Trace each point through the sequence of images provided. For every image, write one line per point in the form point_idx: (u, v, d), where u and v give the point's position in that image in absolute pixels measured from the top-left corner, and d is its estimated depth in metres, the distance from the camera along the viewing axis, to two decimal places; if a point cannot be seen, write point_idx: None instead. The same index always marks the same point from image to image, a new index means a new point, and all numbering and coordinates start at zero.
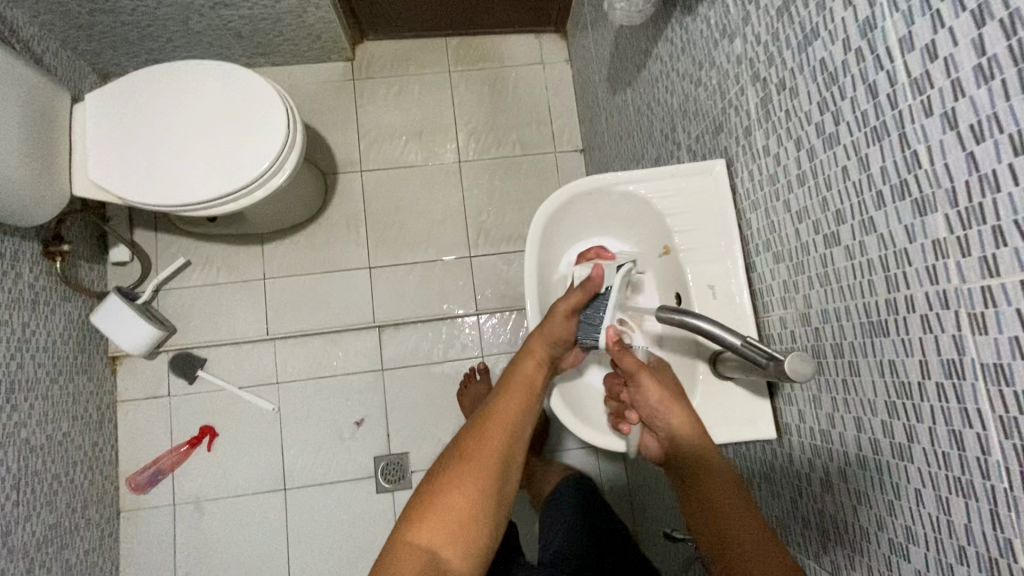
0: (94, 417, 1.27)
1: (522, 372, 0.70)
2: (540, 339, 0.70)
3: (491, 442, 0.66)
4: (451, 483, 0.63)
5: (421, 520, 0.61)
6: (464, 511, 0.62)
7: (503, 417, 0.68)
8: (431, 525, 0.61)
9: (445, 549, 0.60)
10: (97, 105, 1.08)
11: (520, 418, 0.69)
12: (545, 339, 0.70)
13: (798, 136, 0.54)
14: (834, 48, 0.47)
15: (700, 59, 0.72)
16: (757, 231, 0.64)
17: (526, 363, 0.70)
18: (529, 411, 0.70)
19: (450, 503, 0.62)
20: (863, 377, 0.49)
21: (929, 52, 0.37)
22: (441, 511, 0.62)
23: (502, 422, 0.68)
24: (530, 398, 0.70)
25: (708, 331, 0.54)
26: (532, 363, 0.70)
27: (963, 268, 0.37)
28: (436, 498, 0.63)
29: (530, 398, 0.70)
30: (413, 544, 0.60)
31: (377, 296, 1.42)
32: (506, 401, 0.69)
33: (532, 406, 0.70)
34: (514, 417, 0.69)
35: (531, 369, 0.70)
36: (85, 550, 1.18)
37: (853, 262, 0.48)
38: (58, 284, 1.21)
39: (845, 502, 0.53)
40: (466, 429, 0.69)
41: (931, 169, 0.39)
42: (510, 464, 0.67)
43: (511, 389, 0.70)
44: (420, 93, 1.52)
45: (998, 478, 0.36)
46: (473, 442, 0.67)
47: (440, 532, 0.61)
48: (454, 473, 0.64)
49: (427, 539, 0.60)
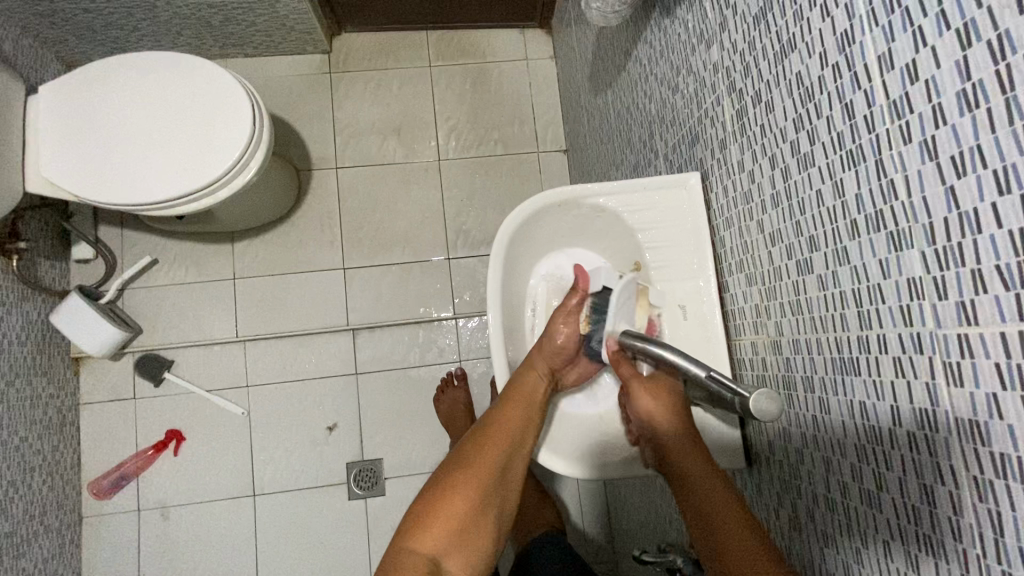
0: (54, 420, 1.22)
1: (526, 381, 0.66)
2: (543, 351, 0.68)
3: (496, 451, 0.62)
4: (453, 490, 0.59)
5: (423, 529, 0.57)
6: (468, 520, 0.58)
7: (509, 426, 0.64)
8: (434, 535, 0.57)
9: (449, 558, 0.57)
10: (53, 98, 1.02)
11: (526, 426, 0.65)
12: (550, 348, 0.68)
13: (773, 154, 0.50)
14: (811, 62, 0.43)
15: (677, 64, 0.68)
16: (731, 250, 0.61)
17: (530, 374, 0.67)
18: (535, 420, 0.65)
19: (453, 512, 0.58)
20: (833, 416, 0.45)
21: (910, 72, 0.34)
22: (444, 519, 0.58)
23: (506, 430, 0.63)
24: (536, 408, 0.66)
25: (673, 362, 0.52)
26: (535, 373, 0.67)
27: (939, 312, 0.34)
28: (438, 506, 0.58)
29: (536, 408, 0.66)
30: (415, 553, 0.56)
31: (352, 298, 1.38)
32: (511, 409, 0.64)
33: (539, 413, 0.66)
34: (520, 427, 0.64)
35: (535, 379, 0.67)
36: (43, 558, 1.14)
37: (826, 294, 0.45)
38: (16, 282, 1.16)
39: (812, 542, 0.50)
40: (467, 436, 0.64)
41: (908, 201, 0.35)
42: (514, 469, 0.63)
43: (515, 399, 0.65)
44: (399, 88, 1.47)
45: (970, 542, 0.33)
46: (477, 450, 0.62)
47: (444, 542, 0.57)
48: (457, 478, 0.60)
49: (431, 547, 0.57)
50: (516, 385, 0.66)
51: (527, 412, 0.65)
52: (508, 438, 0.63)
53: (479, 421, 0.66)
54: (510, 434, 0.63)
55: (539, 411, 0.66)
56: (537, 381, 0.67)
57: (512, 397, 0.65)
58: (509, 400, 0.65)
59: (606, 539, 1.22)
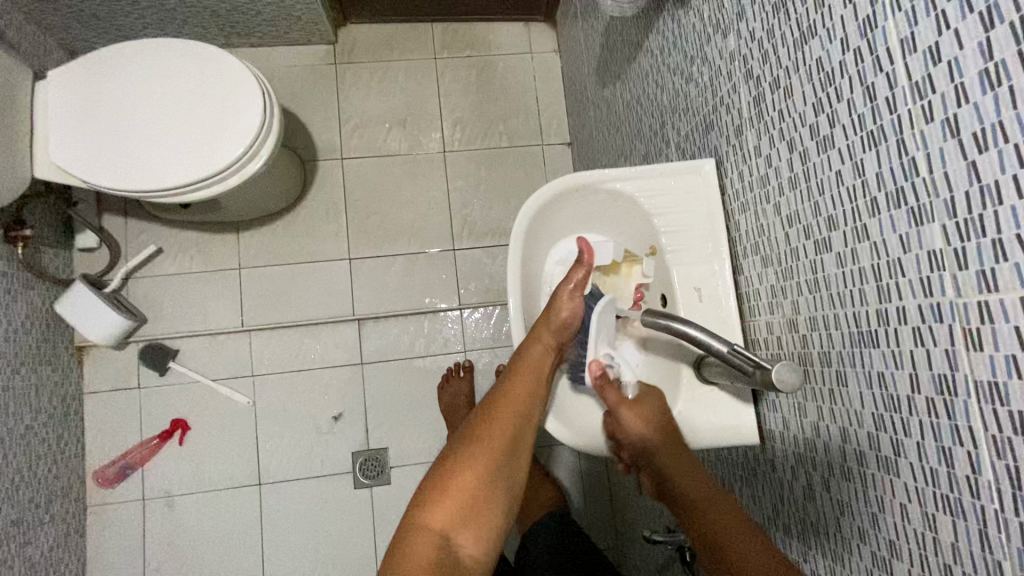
0: (59, 409, 1.21)
1: (531, 356, 0.66)
2: (547, 323, 0.67)
3: (502, 425, 0.63)
4: (462, 466, 0.60)
5: (432, 505, 0.58)
6: (476, 494, 0.59)
7: (515, 400, 0.64)
8: (443, 510, 0.58)
9: (459, 532, 0.58)
10: (62, 85, 1.02)
11: (533, 399, 0.65)
12: (552, 322, 0.67)
13: (792, 138, 0.52)
14: (832, 47, 0.45)
15: (691, 54, 0.70)
16: (746, 234, 0.63)
17: (535, 348, 0.66)
18: (541, 393, 0.66)
19: (462, 487, 0.59)
20: (851, 388, 0.47)
21: (933, 54, 0.36)
22: (452, 496, 0.58)
23: (512, 406, 0.64)
24: (542, 382, 0.66)
25: (693, 337, 0.54)
26: (540, 348, 0.66)
27: (959, 282, 0.36)
28: (447, 482, 0.59)
29: (541, 381, 0.66)
30: (426, 527, 0.57)
31: (357, 288, 1.39)
32: (515, 385, 0.65)
33: (545, 387, 0.66)
34: (525, 399, 0.65)
35: (541, 353, 0.66)
36: (50, 546, 1.14)
37: (844, 270, 0.47)
38: (20, 270, 1.15)
39: (827, 511, 0.52)
40: (474, 414, 0.65)
41: (929, 177, 0.37)
42: (523, 442, 0.63)
43: (520, 372, 0.66)
44: (404, 79, 1.47)
45: (988, 498, 0.36)
46: (483, 426, 0.63)
47: (453, 516, 0.58)
48: (463, 456, 0.61)
49: (441, 522, 0.58)
50: (522, 359, 0.66)
51: (533, 388, 0.65)
52: (514, 411, 0.64)
53: (485, 398, 0.66)
54: (516, 409, 0.64)
55: (546, 386, 0.66)
56: (543, 355, 0.66)
57: (518, 373, 0.66)
58: (514, 375, 0.66)
59: (609, 524, 1.24)
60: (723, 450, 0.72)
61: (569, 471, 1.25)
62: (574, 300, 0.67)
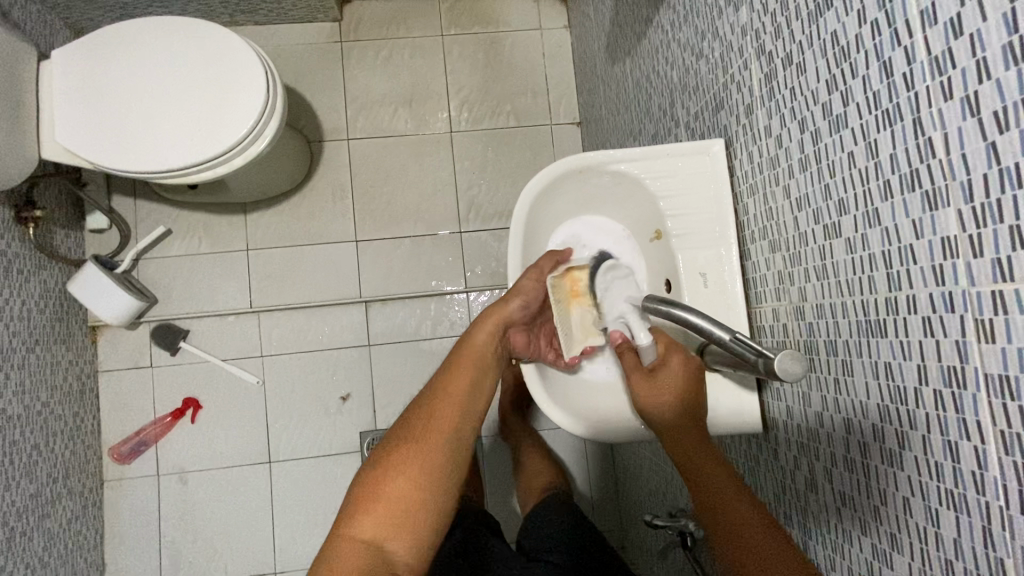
0: (74, 387, 1.24)
1: (474, 342, 0.66)
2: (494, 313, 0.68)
3: (441, 418, 0.59)
4: (391, 470, 0.56)
5: (362, 513, 0.54)
6: (412, 498, 0.55)
7: (455, 392, 0.62)
8: (375, 517, 0.54)
9: (392, 542, 0.53)
10: (67, 65, 1.01)
11: (477, 387, 0.63)
12: (503, 309, 0.68)
13: (803, 117, 0.50)
14: (848, 20, 0.43)
15: (702, 28, 0.67)
16: (754, 217, 0.61)
17: (479, 335, 0.67)
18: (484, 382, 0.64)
19: (393, 493, 0.55)
20: (857, 378, 0.46)
21: (954, 27, 0.33)
22: (384, 501, 0.54)
23: (453, 396, 0.61)
24: (485, 370, 0.65)
25: (694, 324, 0.53)
26: (485, 334, 0.67)
27: (973, 270, 0.34)
28: (378, 487, 0.55)
29: (485, 369, 0.65)
30: (356, 538, 0.53)
31: (364, 270, 1.39)
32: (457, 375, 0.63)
33: (489, 375, 0.65)
34: (467, 390, 0.62)
35: (484, 340, 0.67)
36: (69, 519, 1.17)
37: (853, 256, 0.45)
38: (33, 251, 1.17)
39: (829, 502, 0.51)
40: (411, 409, 0.62)
41: (945, 159, 0.35)
42: (464, 436, 0.60)
43: (464, 361, 0.65)
44: (410, 57, 1.45)
45: (993, 495, 0.35)
46: (420, 423, 0.59)
47: (385, 524, 0.53)
48: (397, 456, 0.57)
49: (372, 532, 0.53)
50: (465, 350, 0.66)
51: (476, 376, 0.64)
52: (455, 402, 0.61)
53: (423, 391, 0.63)
54: (456, 400, 0.61)
55: (489, 374, 0.65)
56: (487, 341, 0.67)
57: (460, 364, 0.64)
58: (457, 364, 0.64)
59: (613, 508, 1.25)
60: (724, 437, 0.72)
61: (575, 455, 1.25)
62: (537, 284, 0.70)
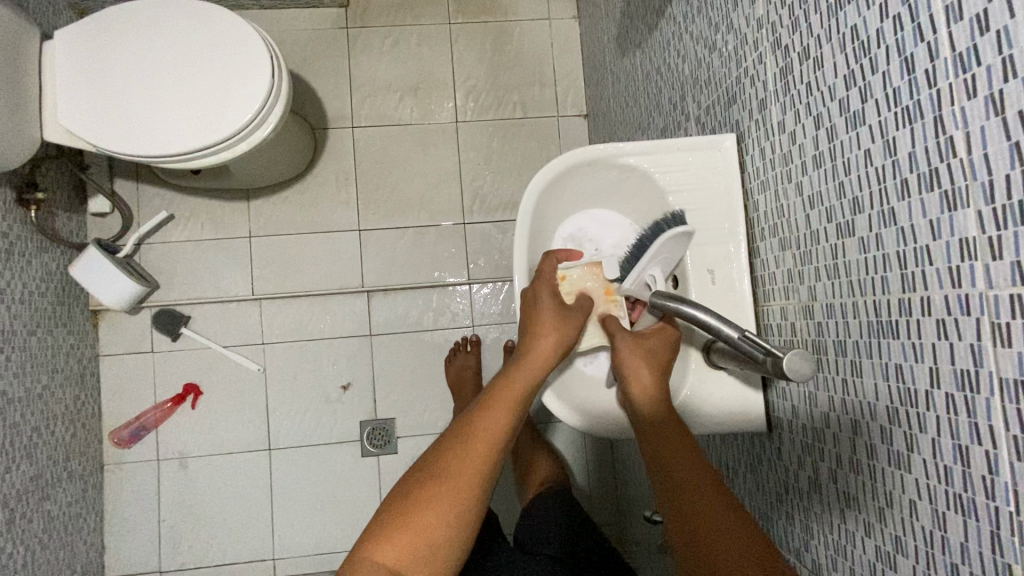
0: (75, 371, 1.24)
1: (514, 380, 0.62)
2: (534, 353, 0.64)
3: (475, 458, 0.56)
4: (421, 501, 0.54)
5: (388, 538, 0.52)
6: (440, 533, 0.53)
7: (490, 433, 0.58)
8: (399, 545, 0.52)
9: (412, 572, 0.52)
10: (68, 45, 1.00)
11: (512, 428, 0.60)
12: (542, 348, 0.64)
13: (819, 113, 0.49)
14: (869, 14, 0.42)
15: (716, 21, 0.66)
16: (764, 214, 0.61)
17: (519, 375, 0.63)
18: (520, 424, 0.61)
19: (422, 525, 0.53)
20: (866, 379, 0.46)
21: (980, 23, 0.32)
22: (411, 532, 0.53)
23: (489, 438, 0.58)
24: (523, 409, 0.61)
25: (703, 321, 0.52)
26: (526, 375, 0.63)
27: (991, 273, 0.33)
28: (406, 516, 0.53)
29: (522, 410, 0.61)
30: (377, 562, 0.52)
31: (367, 260, 1.38)
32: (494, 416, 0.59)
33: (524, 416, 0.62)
34: (502, 432, 0.59)
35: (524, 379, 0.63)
36: (69, 502, 1.18)
37: (866, 256, 0.44)
38: (35, 234, 1.16)
39: (833, 503, 0.51)
40: (444, 438, 0.59)
41: (966, 159, 0.34)
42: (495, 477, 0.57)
43: (500, 401, 0.61)
44: (417, 45, 1.43)
45: (1003, 500, 0.34)
46: (453, 459, 0.56)
47: (408, 553, 0.52)
48: (428, 488, 0.55)
49: (393, 560, 0.52)
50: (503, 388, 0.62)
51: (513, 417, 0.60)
52: (488, 448, 0.57)
53: (457, 422, 0.60)
54: (492, 443, 0.58)
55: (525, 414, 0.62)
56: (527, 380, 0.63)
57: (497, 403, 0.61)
58: (494, 402, 0.61)
59: (612, 502, 1.26)
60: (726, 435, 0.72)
61: (575, 448, 1.26)
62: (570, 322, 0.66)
